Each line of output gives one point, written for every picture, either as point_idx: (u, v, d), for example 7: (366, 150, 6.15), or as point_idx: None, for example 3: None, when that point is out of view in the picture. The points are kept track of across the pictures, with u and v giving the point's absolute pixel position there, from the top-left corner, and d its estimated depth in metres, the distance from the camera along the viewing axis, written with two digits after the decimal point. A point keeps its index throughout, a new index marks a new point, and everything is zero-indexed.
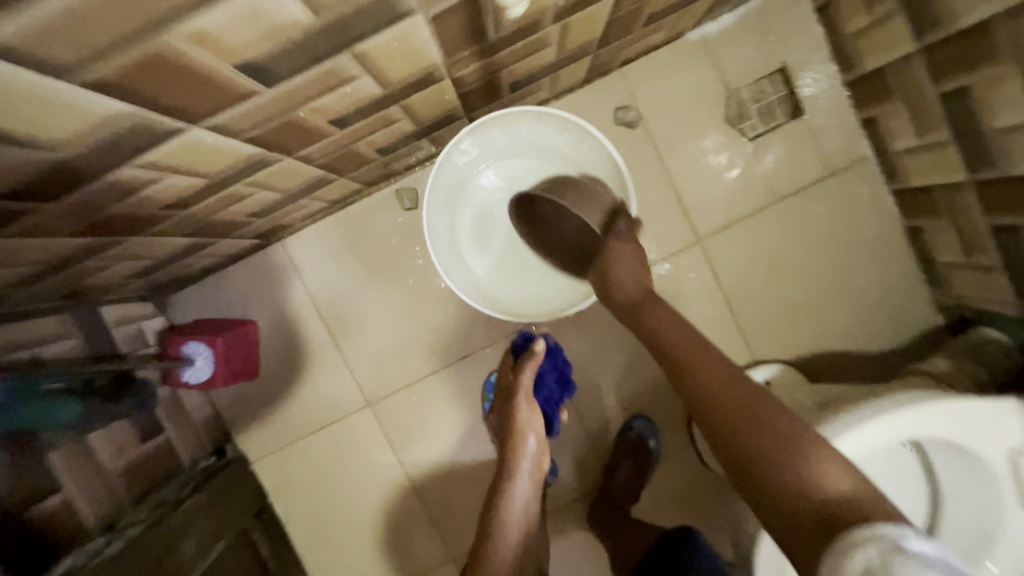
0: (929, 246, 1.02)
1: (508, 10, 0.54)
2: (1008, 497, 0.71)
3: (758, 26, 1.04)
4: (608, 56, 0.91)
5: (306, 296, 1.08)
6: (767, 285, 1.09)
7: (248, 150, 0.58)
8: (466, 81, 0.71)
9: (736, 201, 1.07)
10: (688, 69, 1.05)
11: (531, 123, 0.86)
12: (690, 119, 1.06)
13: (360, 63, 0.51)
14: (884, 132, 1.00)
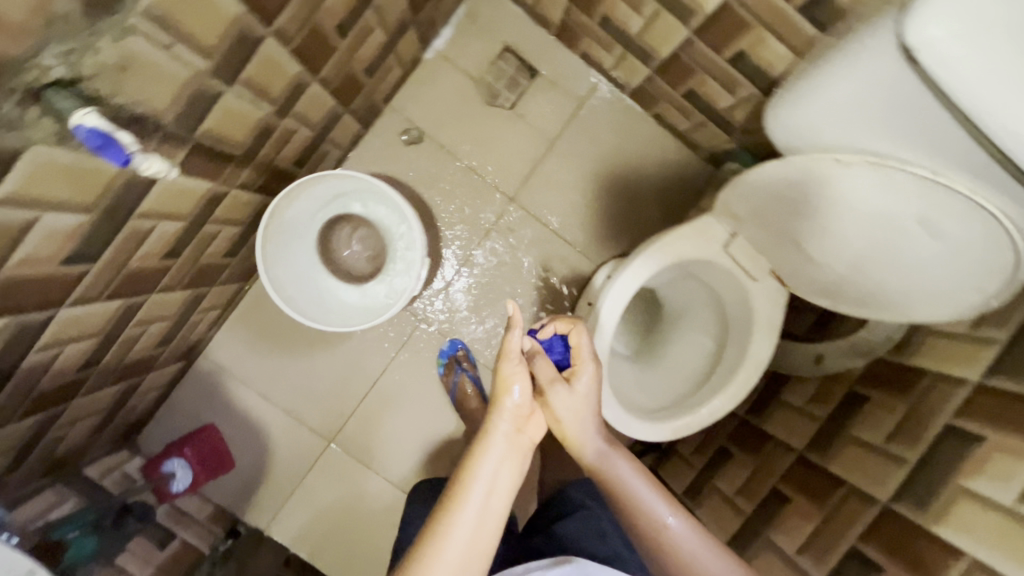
0: (671, 121, 1.29)
1: (230, 134, 0.78)
2: (739, 275, 0.94)
3: (473, 26, 1.30)
4: (364, 105, 1.16)
5: (242, 387, 1.30)
6: (578, 205, 1.35)
7: (112, 304, 0.80)
8: (250, 182, 0.94)
9: (524, 157, 1.34)
10: (438, 79, 1.31)
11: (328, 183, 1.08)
12: (459, 114, 1.32)
13: (149, 217, 0.74)
14: (595, 58, 1.27)
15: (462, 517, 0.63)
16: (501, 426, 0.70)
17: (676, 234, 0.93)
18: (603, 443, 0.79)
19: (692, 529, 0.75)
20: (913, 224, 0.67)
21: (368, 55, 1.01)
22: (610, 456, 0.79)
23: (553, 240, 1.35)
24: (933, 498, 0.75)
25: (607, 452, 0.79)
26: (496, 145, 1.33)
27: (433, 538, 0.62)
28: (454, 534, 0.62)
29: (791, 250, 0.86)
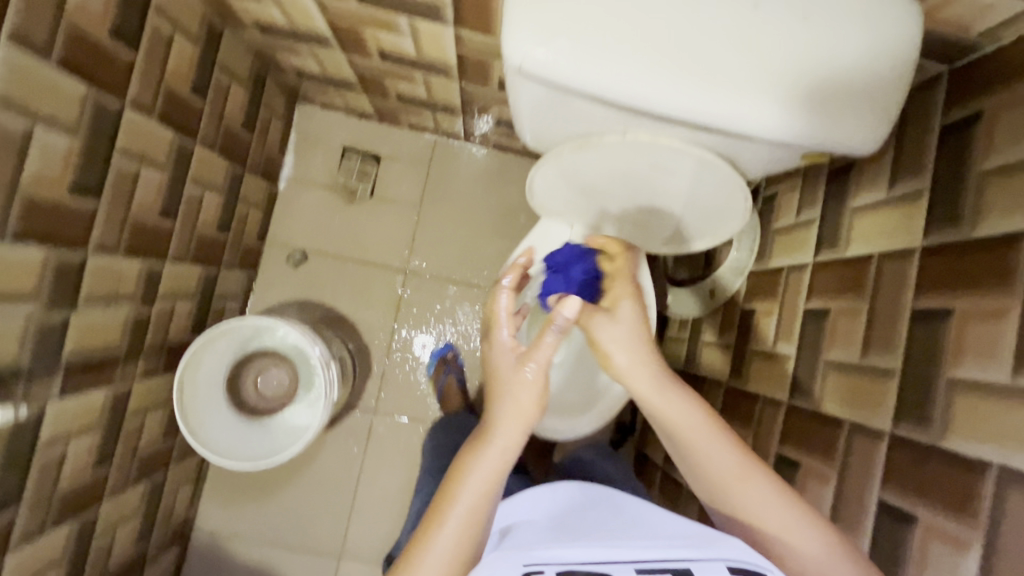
0: (507, 145, 1.40)
1: (103, 340, 0.88)
2: None
3: (309, 144, 1.43)
4: (238, 253, 1.27)
5: (244, 543, 1.36)
6: (467, 249, 1.45)
7: (62, 529, 0.88)
8: (152, 367, 1.04)
9: (401, 231, 1.44)
10: (300, 201, 1.43)
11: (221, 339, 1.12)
12: (330, 220, 1.43)
13: (57, 443, 0.82)
14: (420, 124, 1.39)
15: (458, 509, 0.58)
16: (503, 407, 0.64)
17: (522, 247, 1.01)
18: (644, 380, 0.70)
19: (735, 454, 0.64)
20: (665, 174, 0.74)
21: (213, 214, 1.13)
22: (652, 390, 0.69)
23: (480, 244, 1.44)
24: (813, 378, 0.79)
25: (646, 388, 0.70)
26: (374, 231, 1.44)
27: (431, 528, 0.58)
28: (445, 528, 0.57)
29: (614, 223, 0.93)
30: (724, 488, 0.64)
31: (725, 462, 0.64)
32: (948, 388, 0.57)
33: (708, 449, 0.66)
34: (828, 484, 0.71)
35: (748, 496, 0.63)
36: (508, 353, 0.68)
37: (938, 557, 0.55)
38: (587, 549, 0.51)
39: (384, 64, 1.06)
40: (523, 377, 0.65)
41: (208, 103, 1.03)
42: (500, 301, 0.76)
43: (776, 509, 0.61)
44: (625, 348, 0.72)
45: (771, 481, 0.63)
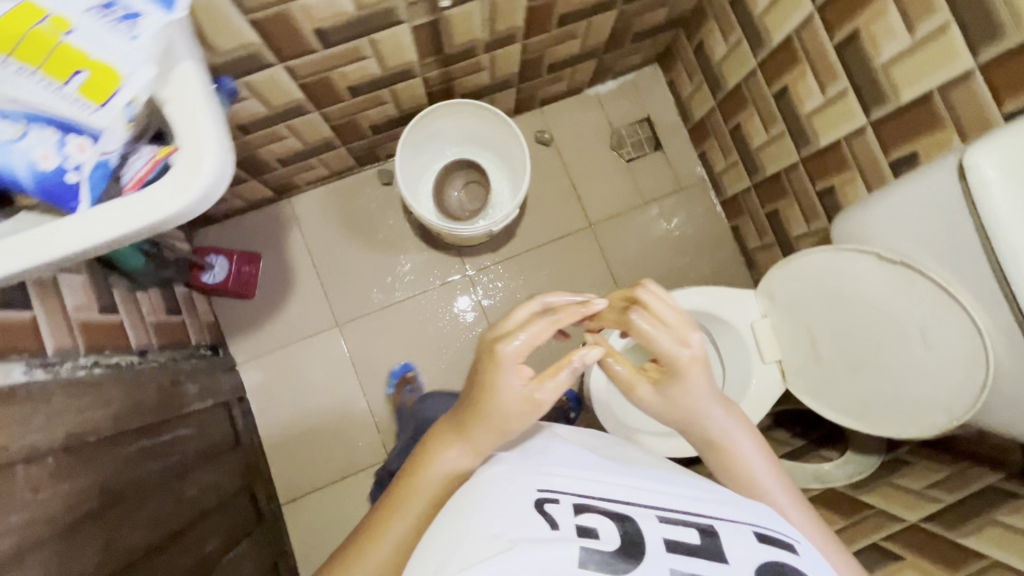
0: (744, 237, 1.49)
1: (456, 33, 1.02)
2: (752, 351, 1.08)
3: (631, 92, 1.57)
4: (528, 92, 1.41)
5: (298, 246, 1.44)
6: (641, 261, 1.53)
7: (293, 97, 1.01)
8: (430, 82, 1.17)
9: (616, 202, 1.54)
10: (586, 112, 1.56)
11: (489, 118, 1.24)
12: (587, 143, 1.55)
13: (371, 47, 0.95)
14: (711, 161, 1.51)
15: (396, 525, 0.68)
16: (506, 389, 0.67)
17: (721, 291, 1.09)
18: (707, 401, 0.75)
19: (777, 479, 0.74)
20: (918, 337, 0.84)
21: (560, 54, 1.27)
22: (726, 425, 0.76)
23: (677, 255, 1.53)
24: None
25: (702, 407, 0.75)
26: (601, 182, 1.55)
27: (388, 518, 0.69)
28: (397, 524, 0.68)
29: (805, 346, 1.01)
30: (770, 496, 0.72)
31: (767, 479, 0.74)
32: None
33: (743, 443, 0.76)
34: None
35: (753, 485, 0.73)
36: (517, 383, 0.68)
37: None
38: (605, 489, 0.59)
39: (767, 98, 1.18)
40: (522, 391, 0.67)
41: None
42: (538, 322, 0.69)
43: (792, 507, 0.72)
44: (687, 391, 0.74)
45: (778, 479, 0.75)
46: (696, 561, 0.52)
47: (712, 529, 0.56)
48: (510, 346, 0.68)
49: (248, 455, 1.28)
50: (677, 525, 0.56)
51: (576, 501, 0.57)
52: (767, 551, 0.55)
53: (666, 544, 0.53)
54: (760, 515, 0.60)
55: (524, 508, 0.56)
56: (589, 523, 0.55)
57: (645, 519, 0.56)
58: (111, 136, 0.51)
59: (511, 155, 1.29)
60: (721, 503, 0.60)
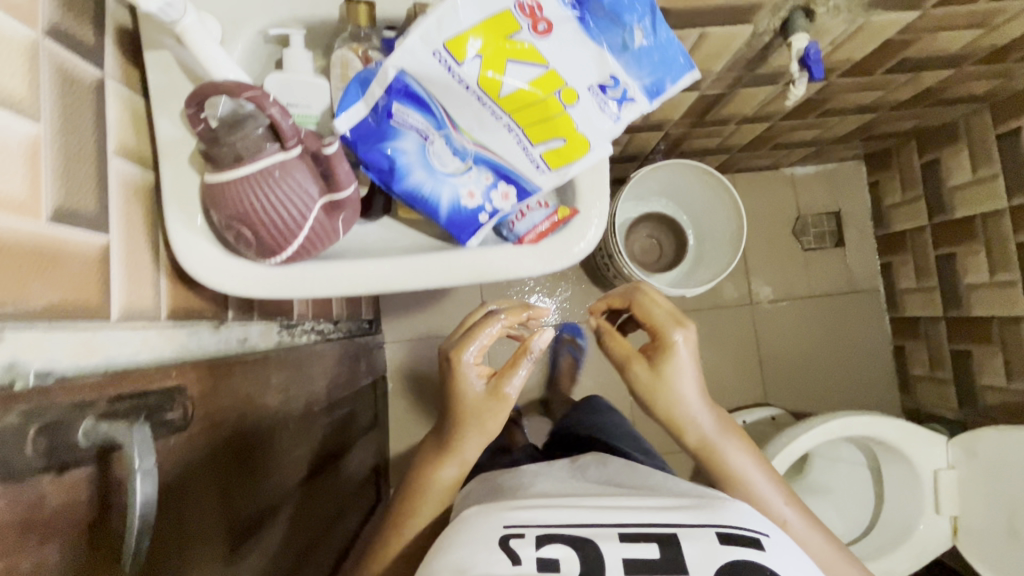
0: (908, 360, 1.44)
1: (728, 106, 1.00)
2: (926, 497, 1.05)
3: (828, 181, 1.52)
4: (737, 159, 1.38)
5: None
6: (793, 353, 1.49)
7: None
8: (668, 137, 1.16)
9: (783, 287, 1.51)
10: (778, 189, 1.52)
11: (721, 202, 1.17)
12: (770, 221, 1.51)
13: None
14: (895, 274, 1.45)
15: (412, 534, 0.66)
16: (469, 383, 0.65)
17: (914, 429, 1.05)
18: (695, 398, 0.68)
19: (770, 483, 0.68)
20: None
21: (795, 137, 1.24)
22: (715, 434, 0.68)
23: (831, 357, 1.49)
24: None
25: (688, 403, 0.68)
26: (774, 264, 1.51)
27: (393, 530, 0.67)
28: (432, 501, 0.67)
29: (1002, 514, 0.96)
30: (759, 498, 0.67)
31: (759, 478, 0.68)
32: None
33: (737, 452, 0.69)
34: None
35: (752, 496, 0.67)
36: (478, 381, 0.65)
37: None
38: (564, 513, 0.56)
39: (1009, 244, 1.12)
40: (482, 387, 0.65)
41: (912, 110, 1.14)
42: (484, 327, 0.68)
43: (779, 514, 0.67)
44: (679, 381, 0.67)
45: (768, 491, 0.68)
46: (653, 575, 0.50)
47: (672, 537, 0.54)
48: (471, 353, 0.66)
49: (381, 435, 1.32)
50: (637, 542, 0.53)
51: (541, 532, 0.54)
52: (727, 555, 0.52)
53: (620, 565, 0.51)
54: (733, 516, 0.56)
55: (489, 542, 0.53)
56: (552, 553, 0.52)
57: (604, 540, 0.53)
58: (538, 195, 0.52)
59: (712, 235, 1.22)
60: (683, 509, 0.57)
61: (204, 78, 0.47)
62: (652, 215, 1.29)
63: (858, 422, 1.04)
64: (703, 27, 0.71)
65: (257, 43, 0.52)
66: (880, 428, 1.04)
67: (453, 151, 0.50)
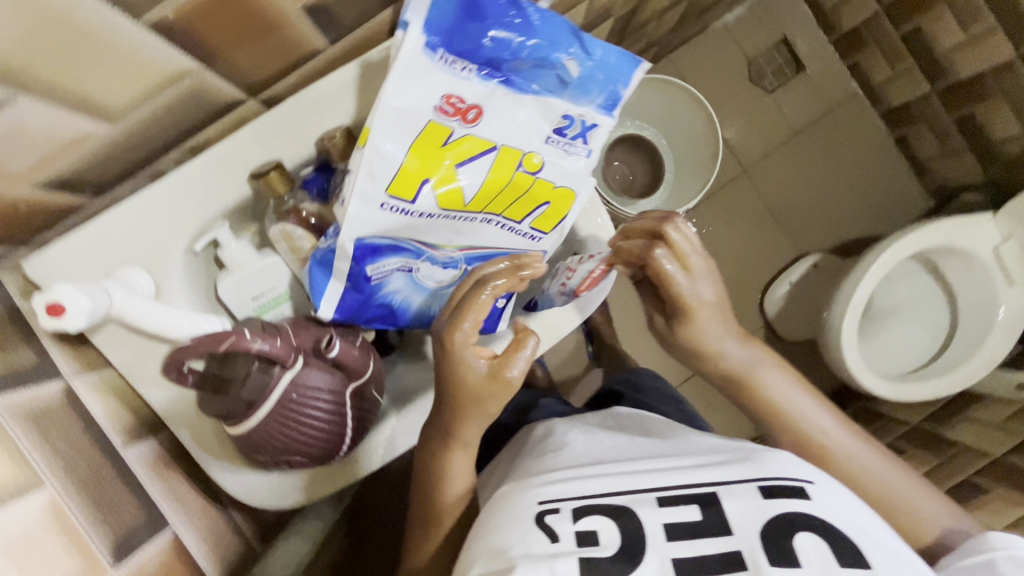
0: (914, 146, 1.41)
1: (644, 11, 0.91)
2: (995, 275, 1.03)
3: (762, 12, 1.42)
4: (668, 43, 1.29)
5: None
6: (804, 196, 1.45)
7: None
8: None
9: (766, 139, 1.44)
10: (718, 47, 1.42)
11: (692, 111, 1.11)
12: (724, 82, 1.43)
13: None
14: (867, 71, 1.38)
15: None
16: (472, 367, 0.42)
17: (957, 221, 1.03)
18: (729, 340, 0.52)
19: (810, 404, 0.51)
20: None
21: None
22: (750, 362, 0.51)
23: (841, 181, 1.45)
24: None
25: (725, 345, 0.52)
26: (748, 119, 1.44)
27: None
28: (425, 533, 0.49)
29: None
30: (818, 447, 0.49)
31: (796, 400, 0.51)
32: None
33: (770, 380, 0.52)
34: None
35: (802, 442, 0.50)
36: (482, 365, 0.41)
37: None
38: (601, 484, 0.44)
39: None
40: (484, 373, 0.42)
41: None
42: (468, 287, 0.42)
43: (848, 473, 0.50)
44: (700, 329, 0.51)
45: (841, 439, 0.50)
46: (698, 542, 0.40)
47: (713, 495, 0.42)
48: (467, 332, 0.41)
49: None
50: (677, 504, 0.42)
51: (577, 503, 0.43)
52: (780, 503, 0.41)
53: (666, 528, 0.40)
54: (773, 461, 0.44)
55: (522, 525, 0.42)
56: (588, 525, 0.41)
57: (641, 506, 0.42)
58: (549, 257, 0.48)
59: (690, 154, 1.16)
60: (727, 463, 0.45)
61: (159, 338, 0.42)
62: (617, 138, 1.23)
63: (907, 240, 1.02)
64: None
65: (190, 262, 0.47)
66: (927, 235, 1.02)
67: (443, 266, 0.44)
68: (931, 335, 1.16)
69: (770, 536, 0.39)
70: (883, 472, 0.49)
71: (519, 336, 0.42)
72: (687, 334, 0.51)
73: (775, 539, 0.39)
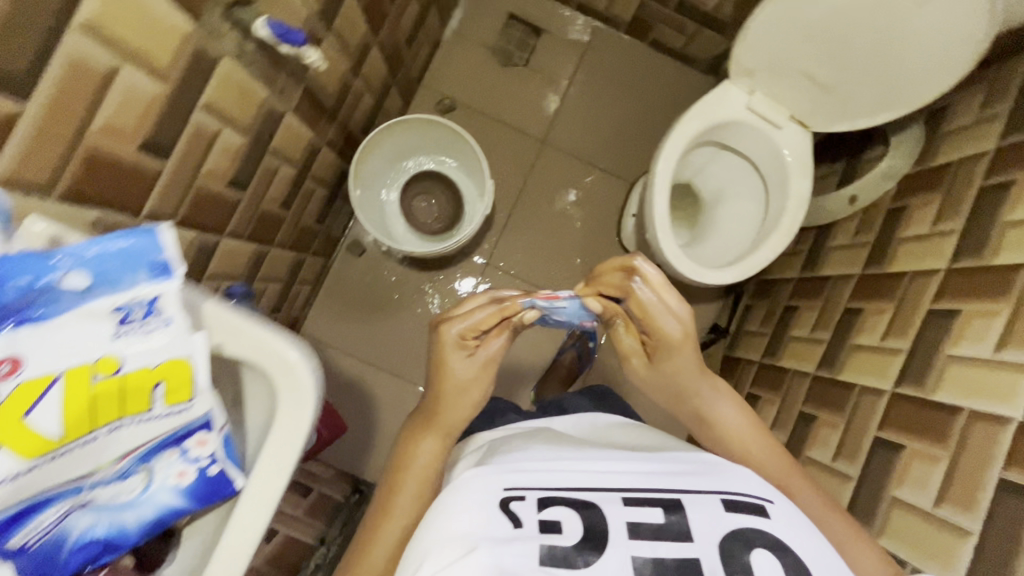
0: (667, 43, 1.47)
1: (327, 85, 0.95)
2: (760, 127, 1.09)
3: (479, 4, 1.49)
4: (406, 78, 1.34)
5: (341, 354, 1.42)
6: (604, 134, 1.51)
7: (249, 247, 0.95)
8: (335, 140, 1.11)
9: (545, 105, 1.50)
10: (459, 53, 1.48)
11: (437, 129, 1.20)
12: (482, 78, 1.49)
13: (277, 155, 0.90)
14: (591, 5, 1.45)
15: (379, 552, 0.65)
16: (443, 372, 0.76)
17: (701, 103, 1.09)
18: (684, 352, 0.80)
19: (747, 424, 0.77)
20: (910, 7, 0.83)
21: (407, 22, 1.19)
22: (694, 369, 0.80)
23: (628, 104, 1.51)
24: (984, 241, 0.85)
25: (681, 355, 0.80)
26: (521, 97, 1.49)
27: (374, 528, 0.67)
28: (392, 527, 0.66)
29: (808, 85, 1.01)
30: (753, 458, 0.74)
31: (736, 414, 0.78)
32: None
33: (705, 390, 0.80)
34: (997, 317, 0.77)
35: (739, 445, 0.76)
36: (455, 359, 0.77)
37: None
38: (569, 480, 0.61)
39: None
40: (459, 363, 0.77)
41: None
42: (475, 311, 0.77)
43: (773, 471, 0.72)
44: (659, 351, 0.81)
45: (773, 449, 0.75)
46: (658, 544, 0.55)
47: (677, 503, 0.59)
48: (455, 330, 0.77)
49: None
50: (642, 507, 0.58)
51: (540, 495, 0.60)
52: (737, 520, 0.57)
53: (630, 530, 0.56)
54: (733, 484, 0.62)
55: (493, 506, 0.58)
56: (551, 516, 0.57)
57: (608, 504, 0.59)
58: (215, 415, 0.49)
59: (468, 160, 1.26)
60: (687, 475, 0.62)
61: None
62: (408, 176, 1.30)
63: (671, 142, 1.09)
64: (198, 100, 0.65)
65: None
66: (682, 130, 1.08)
67: (114, 484, 0.47)
68: (755, 203, 1.20)
69: (727, 547, 0.55)
70: (807, 484, 0.71)
71: (507, 320, 0.79)
72: (647, 322, 0.79)
73: (727, 548, 0.55)
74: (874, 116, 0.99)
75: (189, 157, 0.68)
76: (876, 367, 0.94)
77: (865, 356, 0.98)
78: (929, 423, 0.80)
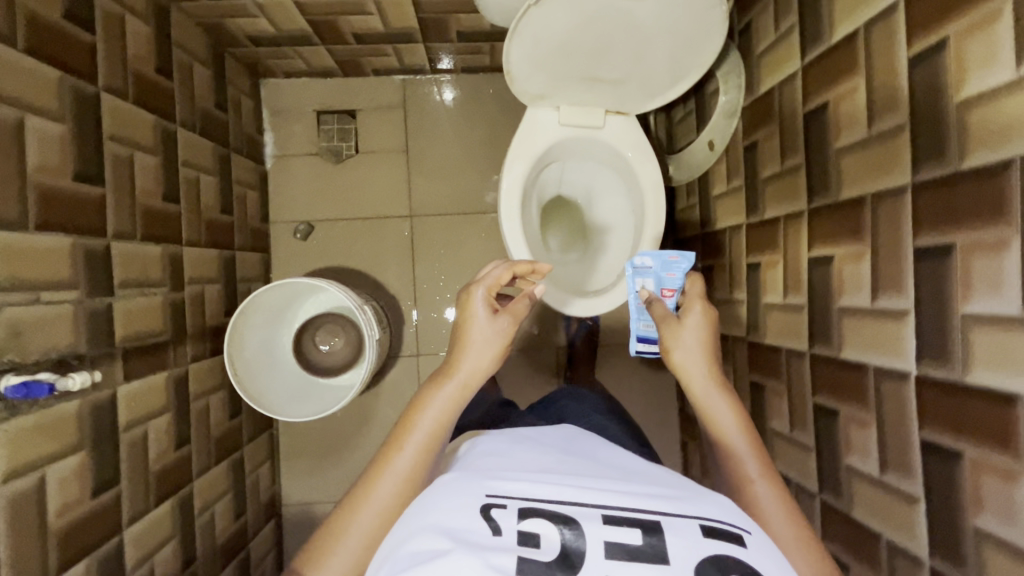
0: (477, 65, 1.39)
1: (151, 325, 0.92)
2: (583, 137, 1.03)
3: (283, 117, 1.42)
4: (247, 233, 1.29)
5: (330, 505, 1.42)
6: (464, 178, 1.45)
7: (163, 507, 0.94)
8: (200, 348, 1.08)
9: (395, 179, 1.44)
10: (290, 174, 1.42)
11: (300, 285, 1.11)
12: (323, 186, 1.43)
13: (137, 421, 0.87)
14: (386, 68, 1.37)
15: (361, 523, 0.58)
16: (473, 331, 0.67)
17: (515, 144, 1.03)
18: (699, 358, 0.71)
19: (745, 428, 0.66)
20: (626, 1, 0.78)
21: (210, 195, 1.13)
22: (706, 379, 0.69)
23: (470, 139, 1.44)
24: (827, 175, 0.80)
25: (694, 360, 0.70)
26: (368, 185, 1.43)
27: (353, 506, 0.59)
28: (402, 455, 0.60)
29: (599, 88, 0.95)
30: (745, 462, 0.64)
31: (733, 416, 0.67)
32: (959, 114, 0.58)
33: (715, 395, 0.68)
34: (863, 261, 0.72)
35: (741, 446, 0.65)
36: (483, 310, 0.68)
37: (983, 270, 0.56)
38: (556, 491, 0.52)
39: None
40: (490, 324, 0.67)
41: (177, 84, 1.03)
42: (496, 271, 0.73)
43: (771, 488, 0.61)
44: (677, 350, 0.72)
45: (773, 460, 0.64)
46: (634, 564, 0.46)
47: (658, 525, 0.49)
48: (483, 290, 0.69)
49: None
50: (621, 525, 0.49)
51: (524, 505, 0.51)
52: (716, 547, 0.48)
53: (608, 550, 0.47)
54: (713, 509, 0.52)
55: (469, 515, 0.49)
56: (531, 530, 0.49)
57: (590, 521, 0.49)
58: None
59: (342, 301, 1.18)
60: (673, 498, 0.53)
61: None
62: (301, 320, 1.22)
63: (505, 197, 1.03)
64: None
65: None
66: (510, 180, 1.02)
67: None
68: (621, 196, 1.15)
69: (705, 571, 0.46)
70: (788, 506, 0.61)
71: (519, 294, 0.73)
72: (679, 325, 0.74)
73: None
74: (676, 82, 0.93)
75: (26, 520, 0.67)
76: (792, 328, 0.90)
77: (778, 315, 0.94)
78: (849, 385, 0.76)
